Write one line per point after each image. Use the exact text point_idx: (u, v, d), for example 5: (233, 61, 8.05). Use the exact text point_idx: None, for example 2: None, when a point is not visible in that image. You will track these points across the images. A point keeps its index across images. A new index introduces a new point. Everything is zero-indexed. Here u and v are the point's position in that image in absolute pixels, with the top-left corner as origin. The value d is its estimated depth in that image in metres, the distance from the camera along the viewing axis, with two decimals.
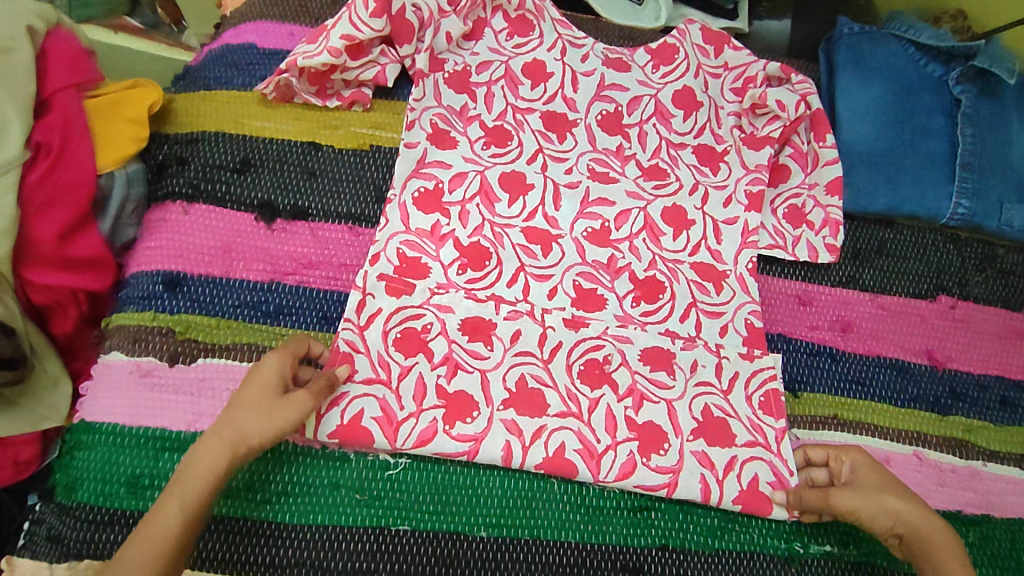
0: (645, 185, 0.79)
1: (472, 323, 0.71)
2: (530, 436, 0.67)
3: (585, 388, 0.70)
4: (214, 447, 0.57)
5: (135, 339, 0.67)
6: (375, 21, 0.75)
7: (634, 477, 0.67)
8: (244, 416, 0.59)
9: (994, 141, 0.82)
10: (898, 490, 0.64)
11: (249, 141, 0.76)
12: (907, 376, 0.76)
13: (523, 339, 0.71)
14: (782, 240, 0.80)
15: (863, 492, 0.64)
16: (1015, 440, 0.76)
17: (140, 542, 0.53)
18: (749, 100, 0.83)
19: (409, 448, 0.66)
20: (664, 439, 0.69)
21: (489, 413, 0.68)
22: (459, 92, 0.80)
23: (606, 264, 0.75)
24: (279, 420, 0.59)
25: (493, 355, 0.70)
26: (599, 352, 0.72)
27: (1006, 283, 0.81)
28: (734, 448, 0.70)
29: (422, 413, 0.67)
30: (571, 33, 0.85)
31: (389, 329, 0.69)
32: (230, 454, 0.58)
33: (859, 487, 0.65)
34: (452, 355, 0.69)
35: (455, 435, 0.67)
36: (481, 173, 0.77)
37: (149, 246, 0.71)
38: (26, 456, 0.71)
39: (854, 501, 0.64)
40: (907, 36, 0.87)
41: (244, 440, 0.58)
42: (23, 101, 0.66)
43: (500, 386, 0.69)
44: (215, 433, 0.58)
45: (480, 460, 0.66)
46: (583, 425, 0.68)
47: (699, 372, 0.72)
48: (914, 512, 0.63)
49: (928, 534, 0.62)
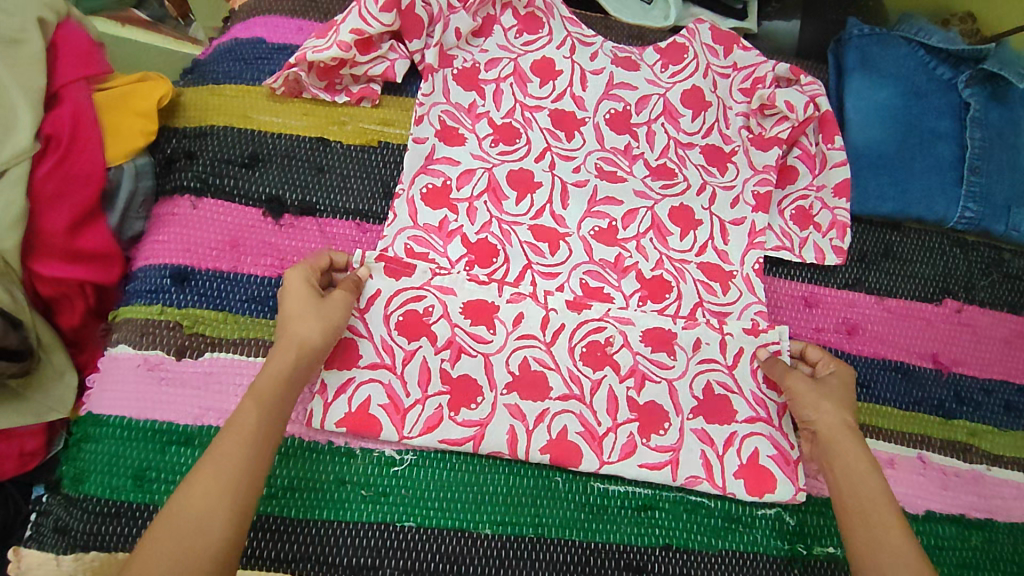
0: (652, 184, 0.79)
1: (474, 306, 0.71)
2: (534, 419, 0.68)
3: (587, 370, 0.71)
4: (276, 357, 0.60)
5: (142, 332, 0.68)
6: (384, 15, 0.75)
7: (636, 458, 0.68)
8: (289, 323, 0.62)
9: (1003, 146, 0.82)
10: (846, 404, 0.65)
11: (258, 136, 0.76)
12: (911, 379, 0.76)
13: (526, 322, 0.71)
14: (789, 241, 0.80)
15: (829, 389, 0.66)
16: (1020, 445, 0.76)
17: (223, 445, 0.54)
18: (758, 101, 0.83)
19: (417, 435, 0.66)
20: (665, 419, 0.70)
21: (493, 398, 0.68)
22: (468, 90, 0.80)
23: (613, 263, 0.75)
24: (325, 316, 0.63)
25: (496, 340, 0.70)
26: (601, 334, 0.72)
27: (1011, 288, 0.81)
28: (735, 424, 0.70)
29: (427, 399, 0.68)
30: (581, 31, 0.85)
31: (391, 313, 0.70)
32: (292, 353, 0.60)
33: (821, 386, 0.67)
34: (455, 340, 0.70)
35: (460, 421, 0.67)
36: (489, 170, 0.77)
37: (156, 239, 0.71)
38: (32, 447, 0.71)
39: (799, 388, 0.66)
40: (917, 39, 0.86)
41: (296, 337, 0.61)
42: (34, 92, 0.66)
43: (503, 369, 0.69)
44: (276, 349, 0.61)
45: (485, 451, 0.67)
46: (585, 408, 0.69)
47: (702, 350, 0.73)
48: (840, 424, 0.64)
49: (852, 442, 0.63)
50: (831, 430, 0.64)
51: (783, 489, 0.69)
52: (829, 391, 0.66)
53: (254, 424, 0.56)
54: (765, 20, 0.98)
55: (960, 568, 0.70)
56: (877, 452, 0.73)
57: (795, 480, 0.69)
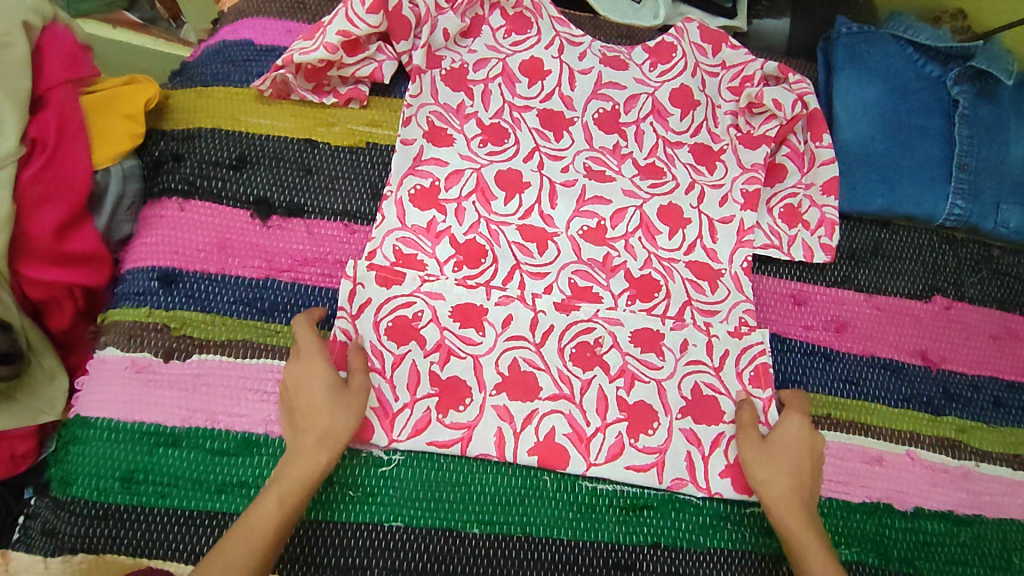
0: (641, 183, 0.79)
1: (463, 310, 0.71)
2: (521, 422, 0.68)
3: (577, 369, 0.71)
4: (306, 451, 0.60)
5: (130, 335, 0.68)
6: (371, 17, 0.75)
7: (622, 459, 0.68)
8: (319, 413, 0.62)
9: (992, 142, 0.82)
10: (799, 462, 0.66)
11: (245, 138, 0.76)
12: (900, 377, 0.76)
13: (515, 324, 0.71)
14: (778, 240, 0.80)
15: (769, 449, 0.67)
16: (1008, 441, 0.76)
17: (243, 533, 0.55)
18: (746, 99, 0.83)
19: (405, 438, 0.67)
20: (654, 418, 0.70)
21: (481, 400, 0.69)
22: (456, 90, 0.80)
23: (601, 262, 0.75)
24: (352, 405, 0.63)
25: (485, 340, 0.70)
26: (590, 334, 0.72)
27: (1001, 284, 0.81)
28: (722, 425, 0.71)
29: (416, 403, 0.68)
30: (570, 30, 0.84)
31: (380, 320, 0.70)
32: (320, 449, 0.61)
33: (772, 444, 0.67)
34: (444, 342, 0.70)
35: (448, 423, 0.68)
36: (477, 171, 0.77)
37: (144, 241, 0.72)
38: (23, 450, 0.71)
39: (747, 448, 0.67)
40: (905, 36, 0.86)
41: (328, 431, 0.61)
42: (19, 96, 0.66)
43: (493, 370, 0.70)
44: (298, 445, 0.61)
45: (472, 455, 0.67)
46: (574, 408, 0.69)
47: (689, 351, 0.73)
48: (780, 485, 0.64)
49: (792, 507, 0.63)
50: (769, 495, 0.64)
51: None
52: (771, 452, 0.66)
53: (273, 521, 0.56)
54: (755, 19, 0.97)
55: (948, 564, 0.70)
56: (867, 449, 0.73)
57: None
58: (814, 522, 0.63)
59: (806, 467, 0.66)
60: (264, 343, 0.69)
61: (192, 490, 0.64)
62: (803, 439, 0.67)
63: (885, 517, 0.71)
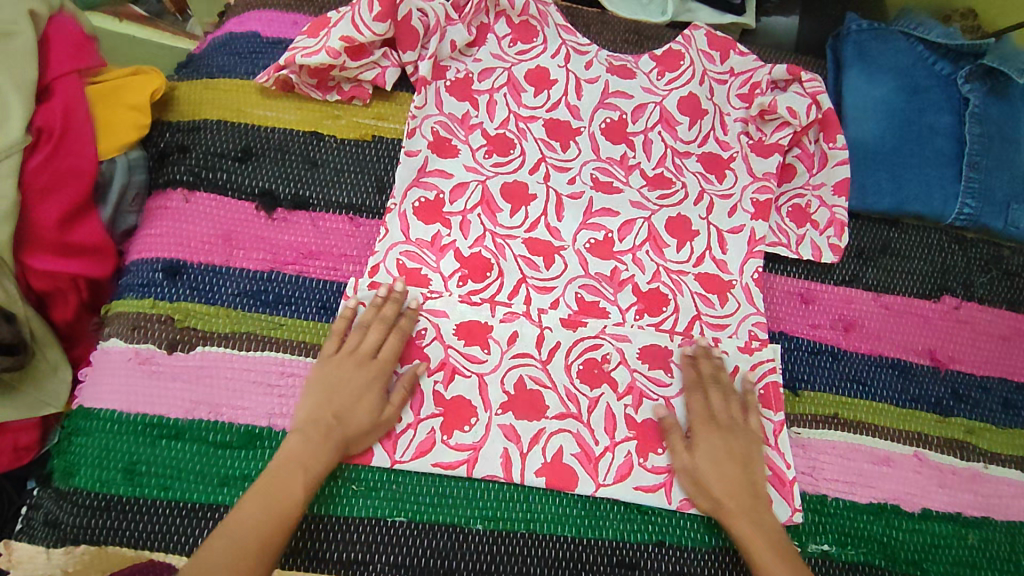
0: (649, 194, 0.78)
1: (467, 327, 0.70)
2: (528, 442, 0.68)
3: (584, 387, 0.70)
4: (325, 451, 0.62)
5: (134, 326, 0.67)
6: (378, 24, 0.73)
7: (631, 479, 0.68)
8: (353, 425, 0.63)
9: (1002, 142, 0.81)
10: (731, 471, 0.66)
11: (251, 131, 0.76)
12: (908, 377, 0.76)
13: (520, 341, 0.71)
14: (785, 237, 0.79)
15: (702, 462, 0.66)
16: (1019, 442, 0.76)
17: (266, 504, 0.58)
18: (757, 107, 0.81)
19: (409, 459, 0.66)
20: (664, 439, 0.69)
21: (487, 419, 0.68)
22: (461, 100, 0.79)
23: (608, 276, 0.75)
24: (379, 429, 0.65)
25: (489, 358, 0.70)
26: (597, 351, 0.71)
27: (1011, 284, 0.81)
28: None
29: (420, 423, 0.67)
30: (576, 39, 0.83)
31: None
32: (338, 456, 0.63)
33: (702, 462, 0.66)
34: (448, 360, 0.69)
35: (453, 444, 0.67)
36: (482, 183, 0.76)
37: (149, 233, 0.71)
38: (26, 441, 0.71)
39: (684, 476, 0.67)
40: (916, 33, 0.85)
41: (348, 444, 0.64)
42: (25, 85, 0.65)
43: (498, 389, 0.69)
44: (323, 438, 0.62)
45: (479, 476, 0.66)
46: (582, 427, 0.69)
47: None
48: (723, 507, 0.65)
49: (738, 522, 0.64)
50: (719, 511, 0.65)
51: (780, 509, 0.68)
52: (707, 468, 0.66)
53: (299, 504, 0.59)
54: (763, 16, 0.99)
55: (956, 566, 0.70)
56: (873, 449, 0.72)
57: (792, 501, 0.69)
58: (761, 523, 0.64)
59: (738, 472, 0.66)
60: (269, 336, 0.69)
61: (194, 482, 0.63)
62: (722, 444, 0.67)
63: (892, 517, 0.70)
